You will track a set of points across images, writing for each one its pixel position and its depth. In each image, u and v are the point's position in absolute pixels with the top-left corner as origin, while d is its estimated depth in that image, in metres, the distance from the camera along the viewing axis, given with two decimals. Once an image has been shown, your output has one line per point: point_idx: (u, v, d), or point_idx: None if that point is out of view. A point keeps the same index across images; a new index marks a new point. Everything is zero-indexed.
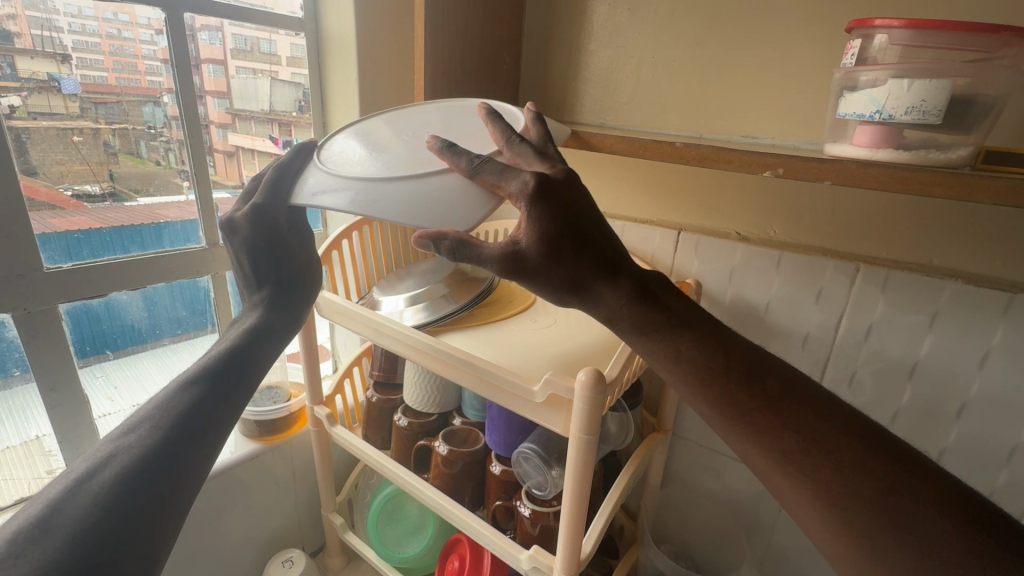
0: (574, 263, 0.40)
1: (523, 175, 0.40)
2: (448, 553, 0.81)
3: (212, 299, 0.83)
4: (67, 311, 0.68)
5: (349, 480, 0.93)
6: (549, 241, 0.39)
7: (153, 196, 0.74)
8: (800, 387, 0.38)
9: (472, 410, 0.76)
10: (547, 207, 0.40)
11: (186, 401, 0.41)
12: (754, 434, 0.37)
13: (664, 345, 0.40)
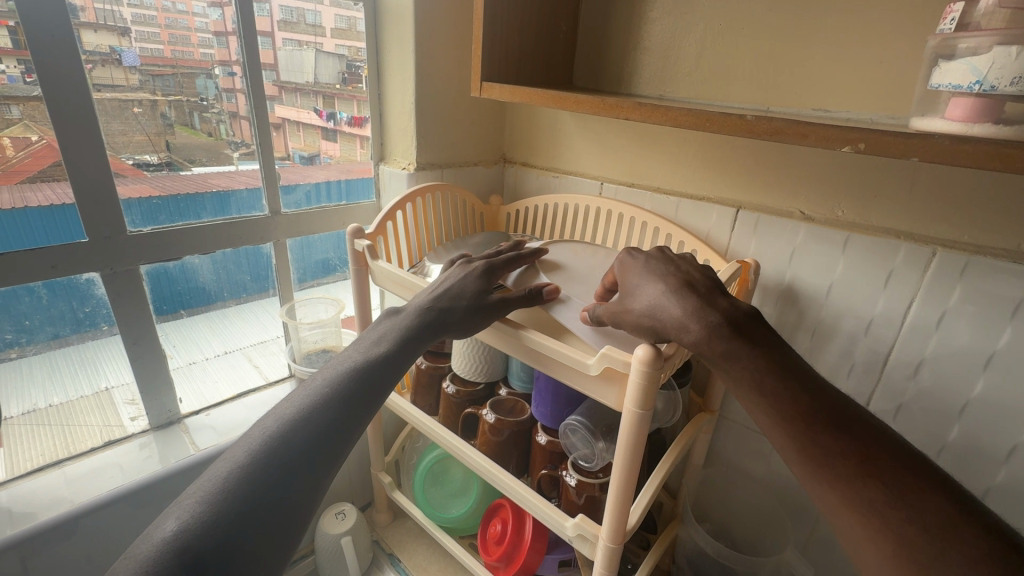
0: (658, 297, 0.49)
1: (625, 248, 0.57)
2: (491, 516, 0.84)
3: (273, 265, 0.87)
4: (147, 272, 0.73)
5: (397, 443, 0.98)
6: (641, 279, 0.52)
7: (206, 166, 0.76)
8: (895, 441, 0.38)
9: (519, 381, 0.78)
10: (636, 267, 0.53)
11: (332, 410, 0.46)
12: (837, 474, 0.38)
13: (751, 372, 0.42)
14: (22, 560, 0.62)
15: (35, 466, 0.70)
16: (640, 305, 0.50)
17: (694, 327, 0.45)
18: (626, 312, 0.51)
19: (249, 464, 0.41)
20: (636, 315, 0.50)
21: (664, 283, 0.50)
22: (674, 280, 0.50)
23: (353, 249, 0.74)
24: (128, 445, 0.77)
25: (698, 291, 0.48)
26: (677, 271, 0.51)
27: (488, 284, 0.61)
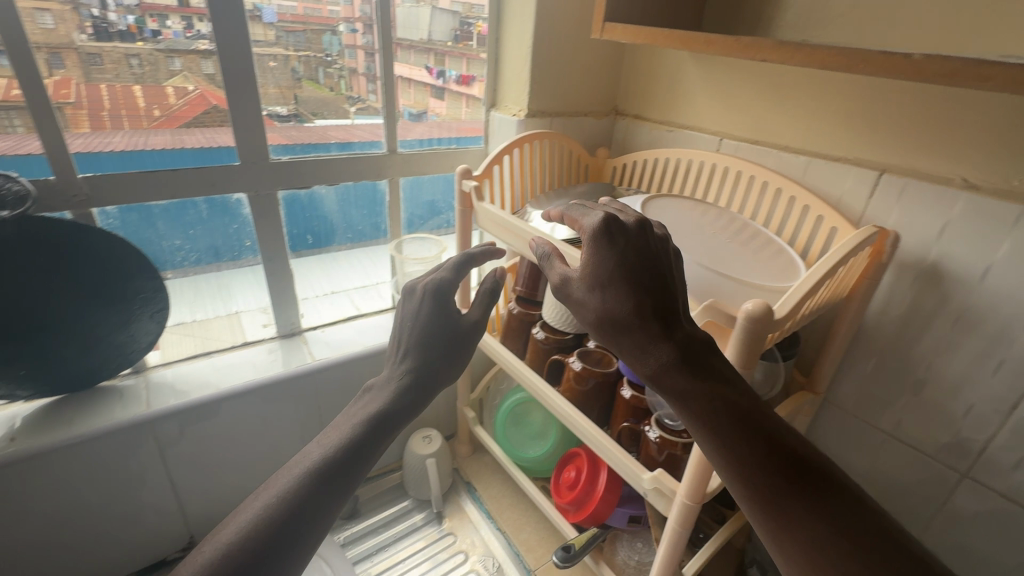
0: (615, 308, 0.40)
1: (591, 215, 0.43)
2: (565, 462, 0.86)
3: (386, 202, 0.92)
4: (283, 197, 0.81)
5: (483, 382, 1.03)
6: (596, 281, 0.41)
7: (327, 119, 0.81)
8: (842, 486, 0.37)
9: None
10: (594, 242, 0.42)
11: (306, 484, 0.42)
12: (783, 521, 0.36)
13: (705, 412, 0.39)
14: (180, 428, 0.75)
15: (189, 355, 0.83)
16: (593, 307, 0.42)
17: (658, 359, 0.40)
18: (578, 306, 0.43)
19: (228, 554, 0.38)
20: (587, 316, 0.42)
21: (629, 286, 0.40)
22: (640, 279, 0.40)
23: (460, 190, 0.77)
24: (250, 352, 0.86)
25: (659, 299, 0.40)
26: (637, 259, 0.41)
27: (444, 318, 0.54)
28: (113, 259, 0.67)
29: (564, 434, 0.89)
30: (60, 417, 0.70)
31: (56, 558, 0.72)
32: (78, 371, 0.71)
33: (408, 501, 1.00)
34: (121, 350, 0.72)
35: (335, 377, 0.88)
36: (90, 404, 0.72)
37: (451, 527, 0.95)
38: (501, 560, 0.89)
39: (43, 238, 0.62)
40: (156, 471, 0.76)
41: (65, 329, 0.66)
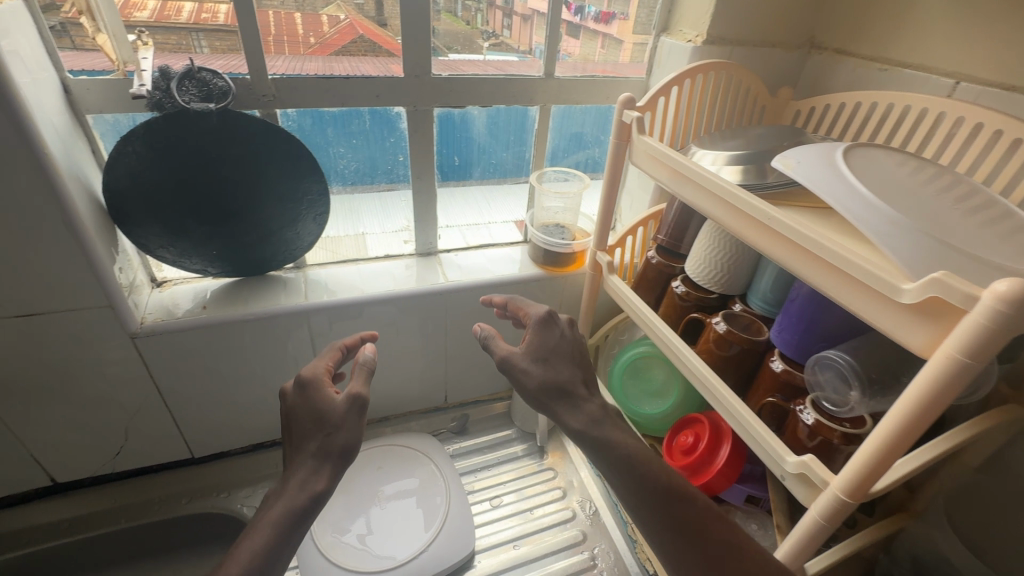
0: (541, 374, 0.61)
1: (536, 312, 0.67)
2: (685, 426, 0.82)
3: (534, 129, 0.88)
4: (439, 115, 0.81)
5: (602, 330, 0.99)
6: (535, 351, 0.63)
7: (460, 54, 0.78)
8: (714, 512, 0.53)
9: (760, 301, 0.70)
10: (546, 332, 0.65)
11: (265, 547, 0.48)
12: (679, 545, 0.52)
13: (623, 462, 0.55)
14: (328, 324, 0.83)
15: (340, 259, 0.90)
16: (531, 371, 0.61)
17: (577, 408, 0.59)
18: (523, 365, 0.61)
19: None
20: (527, 379, 0.61)
21: (557, 360, 0.62)
22: (555, 350, 0.63)
23: (618, 120, 0.71)
24: (375, 266, 0.90)
25: (572, 369, 0.63)
26: (567, 343, 0.64)
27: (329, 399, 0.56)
28: (289, 159, 0.72)
29: (688, 397, 0.84)
30: (239, 297, 0.80)
31: (229, 413, 0.86)
32: (255, 259, 0.80)
33: (513, 431, 1.03)
34: (287, 245, 0.80)
35: (464, 300, 0.90)
36: (261, 290, 0.82)
37: (552, 463, 0.97)
38: (599, 506, 0.89)
39: (240, 131, 0.68)
40: (306, 357, 0.85)
41: (249, 218, 0.74)
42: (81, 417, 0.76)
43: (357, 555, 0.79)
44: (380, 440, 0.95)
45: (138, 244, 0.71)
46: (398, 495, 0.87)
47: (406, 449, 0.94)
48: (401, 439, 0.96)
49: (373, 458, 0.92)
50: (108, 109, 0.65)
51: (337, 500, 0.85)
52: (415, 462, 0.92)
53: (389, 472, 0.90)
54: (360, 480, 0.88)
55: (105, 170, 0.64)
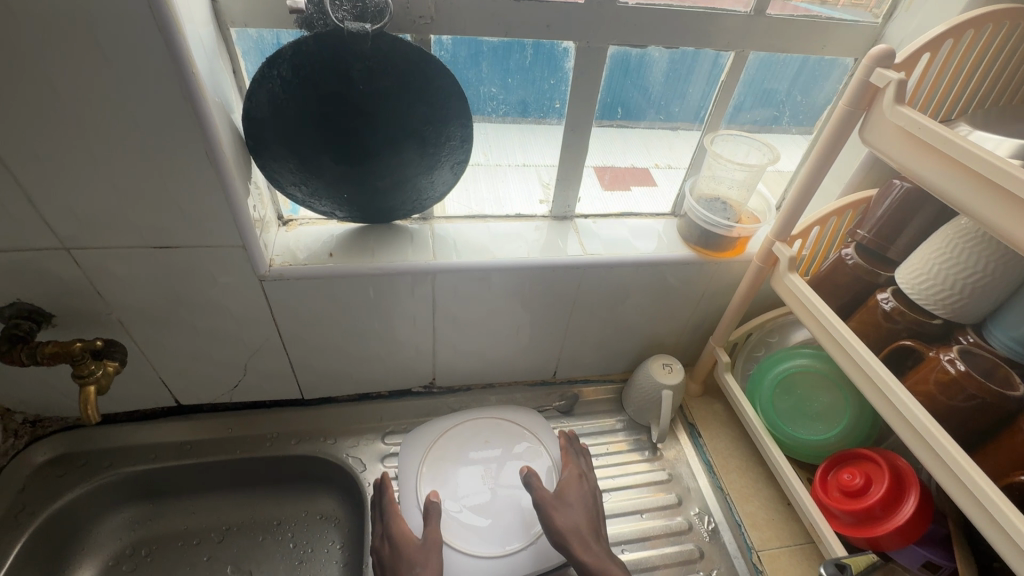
0: (568, 524, 0.70)
1: (574, 460, 0.80)
2: (847, 461, 0.70)
3: (719, 82, 0.72)
4: (613, 55, 0.67)
5: (747, 328, 0.85)
6: (567, 492, 0.74)
7: None
8: None
9: (1005, 338, 0.55)
10: (576, 492, 0.75)
11: None
12: None
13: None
14: (453, 285, 0.75)
15: (467, 214, 0.81)
16: (558, 516, 0.71)
17: (591, 544, 0.69)
18: (554, 508, 0.72)
19: None
20: (556, 519, 0.71)
21: (579, 512, 0.72)
22: (583, 508, 0.73)
23: (862, 78, 0.54)
24: (506, 226, 0.80)
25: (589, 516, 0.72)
26: (590, 494, 0.75)
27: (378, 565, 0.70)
28: (439, 97, 0.62)
29: (853, 430, 0.73)
30: (364, 247, 0.74)
31: (341, 361, 0.83)
32: (384, 206, 0.72)
33: (622, 419, 0.94)
34: (419, 195, 0.72)
35: (600, 276, 0.79)
36: (387, 241, 0.75)
37: (665, 463, 0.88)
38: (719, 522, 0.80)
39: (393, 59, 0.58)
40: (424, 317, 0.79)
41: (387, 162, 0.66)
42: (206, 349, 0.76)
43: (468, 537, 0.75)
44: (487, 412, 0.88)
45: (271, 180, 0.65)
46: (506, 478, 0.81)
47: (514, 425, 0.86)
48: (509, 413, 0.88)
49: (480, 430, 0.85)
50: (253, 23, 0.57)
51: (444, 473, 0.80)
52: (524, 442, 0.85)
53: (497, 448, 0.83)
54: (467, 454, 0.82)
55: (247, 95, 0.57)
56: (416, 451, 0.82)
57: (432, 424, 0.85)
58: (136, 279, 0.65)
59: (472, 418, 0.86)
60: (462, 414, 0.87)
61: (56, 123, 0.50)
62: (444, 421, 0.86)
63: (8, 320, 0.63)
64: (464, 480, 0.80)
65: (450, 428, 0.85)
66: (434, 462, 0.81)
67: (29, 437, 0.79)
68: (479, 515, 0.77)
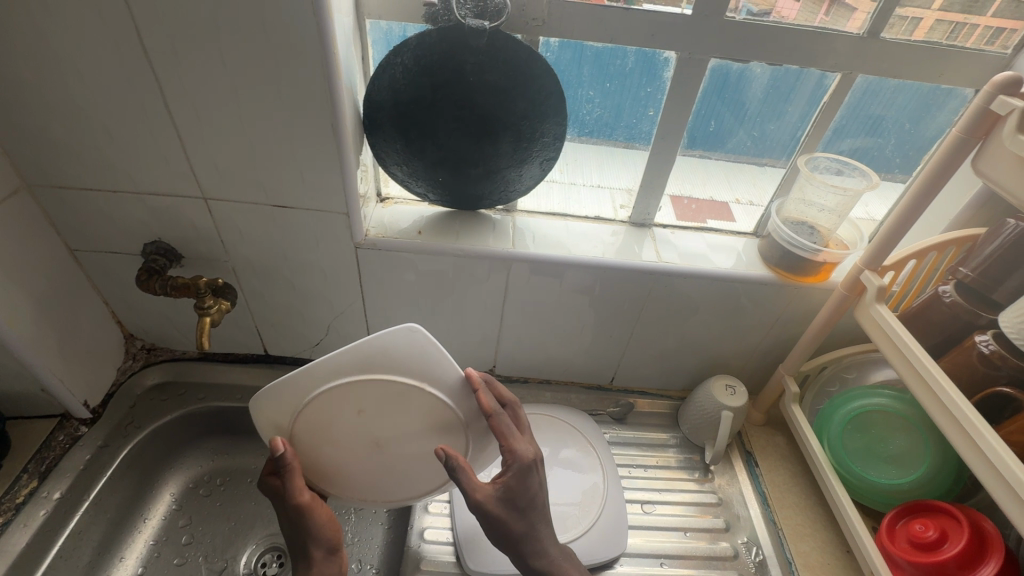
0: (507, 523, 0.58)
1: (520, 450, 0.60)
2: (921, 512, 0.65)
3: (821, 103, 0.71)
4: (713, 68, 0.69)
5: (822, 360, 0.81)
6: (507, 495, 0.59)
7: (656, 5, 0.63)
8: None
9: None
10: (525, 480, 0.60)
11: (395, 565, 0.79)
12: None
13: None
14: (527, 275, 0.78)
15: (549, 211, 0.84)
16: (503, 517, 0.58)
17: (535, 544, 0.60)
18: (493, 508, 0.57)
19: None
20: (501, 518, 0.58)
21: (522, 506, 0.59)
22: (528, 499, 0.60)
23: (981, 105, 0.52)
24: (584, 226, 0.82)
25: (524, 507, 0.59)
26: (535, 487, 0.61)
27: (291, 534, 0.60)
28: (539, 95, 0.66)
29: (931, 480, 0.68)
30: (450, 229, 0.79)
31: None
32: (472, 193, 0.77)
33: (675, 436, 0.93)
34: (506, 186, 0.76)
35: (672, 285, 0.79)
36: (472, 227, 0.80)
37: (716, 487, 0.85)
38: (768, 555, 0.77)
39: (503, 56, 0.63)
40: (494, 303, 0.83)
41: (481, 150, 0.71)
42: (298, 306, 0.84)
43: (364, 487, 0.68)
44: (345, 371, 0.58)
45: (377, 158, 0.72)
46: (404, 437, 0.64)
47: (393, 388, 0.60)
48: (377, 371, 0.59)
49: (349, 399, 0.61)
50: (386, 16, 0.64)
51: (330, 436, 0.63)
52: (417, 401, 0.61)
53: (382, 411, 0.62)
54: (341, 419, 0.62)
55: (372, 80, 0.64)
56: (278, 425, 0.62)
57: (274, 394, 0.59)
58: (253, 233, 0.73)
59: (329, 385, 0.59)
60: (311, 388, 0.59)
61: (216, 89, 0.59)
62: (289, 388, 0.59)
63: (149, 255, 0.74)
64: (351, 441, 0.64)
65: (304, 405, 0.60)
66: (309, 429, 0.62)
67: (144, 361, 0.91)
68: (385, 466, 0.67)
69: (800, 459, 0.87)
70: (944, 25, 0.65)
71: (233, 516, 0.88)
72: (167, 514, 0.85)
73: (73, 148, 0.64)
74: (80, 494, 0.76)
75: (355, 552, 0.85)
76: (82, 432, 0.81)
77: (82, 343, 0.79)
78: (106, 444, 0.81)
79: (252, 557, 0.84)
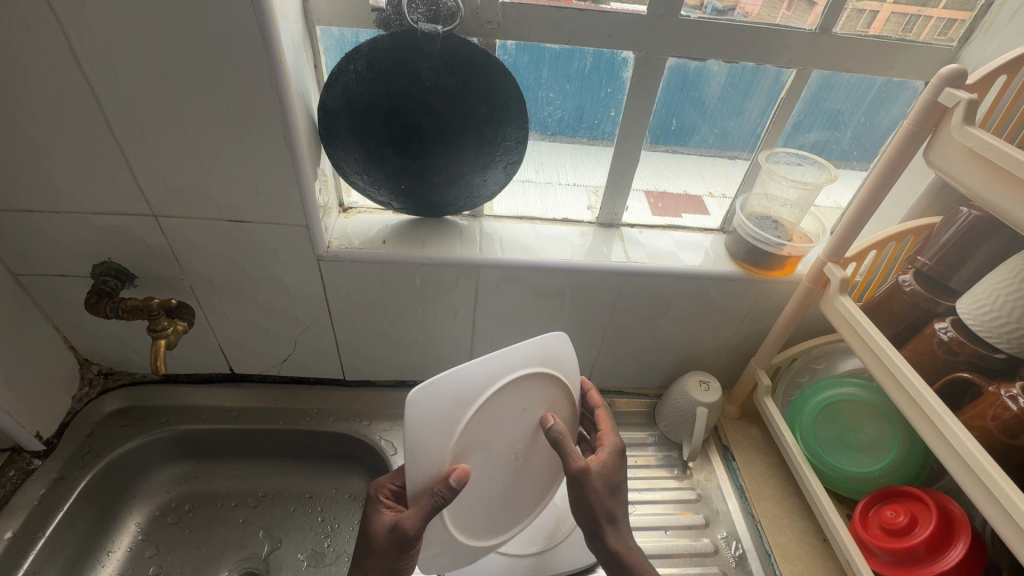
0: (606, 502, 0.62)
1: (615, 437, 0.66)
2: (892, 497, 0.67)
3: (778, 99, 0.72)
4: (671, 67, 0.69)
5: (792, 351, 0.82)
6: (603, 471, 0.62)
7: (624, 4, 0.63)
8: None
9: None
10: (619, 462, 0.64)
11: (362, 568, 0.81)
12: None
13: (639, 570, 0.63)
14: (496, 281, 0.77)
15: (516, 214, 0.83)
16: (598, 492, 0.61)
17: (625, 534, 0.64)
18: (591, 481, 0.60)
19: None
20: (595, 494, 0.61)
21: (614, 487, 0.63)
22: (619, 481, 0.64)
23: (929, 98, 0.53)
24: (552, 229, 0.82)
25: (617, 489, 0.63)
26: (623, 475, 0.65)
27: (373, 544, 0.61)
28: (499, 98, 0.65)
29: (900, 466, 0.69)
30: (416, 238, 0.77)
31: (383, 347, 0.87)
32: (437, 200, 0.75)
33: (653, 434, 0.93)
34: (472, 191, 0.74)
35: (642, 284, 0.79)
36: (439, 234, 0.78)
37: (695, 483, 0.86)
38: (747, 548, 0.78)
39: (459, 60, 0.62)
40: (465, 310, 0.82)
41: (444, 156, 0.69)
42: (263, 322, 0.81)
43: (465, 518, 0.65)
44: (529, 365, 0.61)
45: (336, 168, 0.69)
46: (532, 447, 0.67)
47: (551, 389, 0.65)
48: (548, 370, 0.63)
49: (520, 398, 0.62)
50: (336, 22, 0.62)
51: (484, 442, 0.60)
52: (559, 403, 0.66)
53: (534, 416, 0.64)
54: (502, 423, 0.61)
55: (324, 88, 0.62)
56: (445, 427, 0.56)
57: (458, 390, 0.56)
58: (209, 248, 0.71)
59: (509, 382, 0.60)
60: (494, 382, 0.59)
61: (160, 102, 0.56)
62: (477, 382, 0.57)
63: (98, 277, 0.70)
64: (492, 452, 0.62)
65: (479, 405, 0.58)
66: (469, 435, 0.59)
67: (102, 386, 0.87)
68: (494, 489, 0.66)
69: (776, 450, 0.88)
70: (898, 19, 0.66)
71: (203, 542, 0.84)
72: (132, 546, 0.82)
73: (8, 167, 0.61)
74: (36, 531, 0.73)
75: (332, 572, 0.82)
76: (36, 465, 0.77)
77: (31, 372, 0.76)
78: (61, 477, 0.77)
79: None
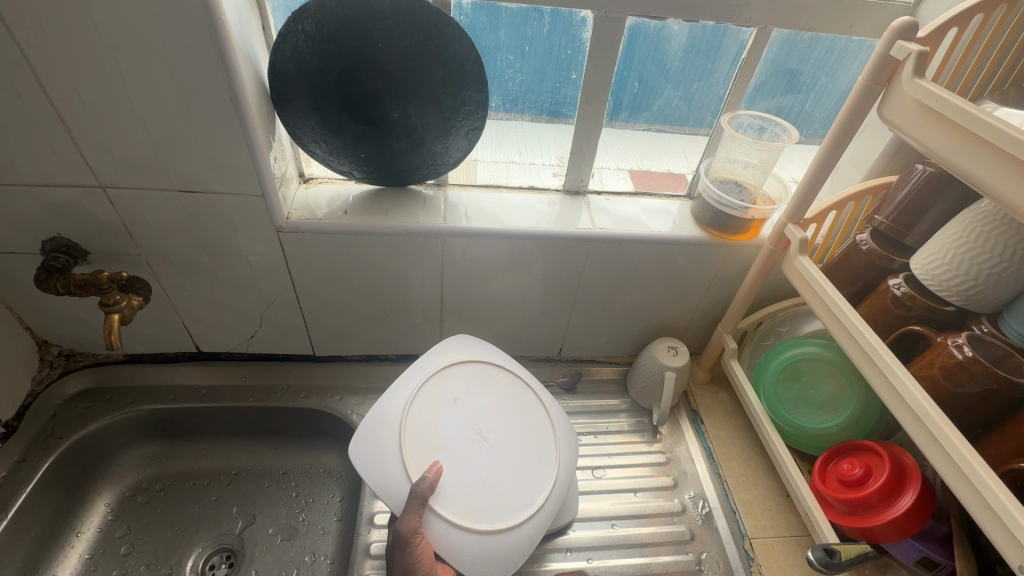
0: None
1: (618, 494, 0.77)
2: (849, 451, 0.68)
3: (740, 60, 0.72)
4: (631, 27, 0.68)
5: (758, 315, 0.83)
6: None
7: None
8: None
9: (1019, 327, 0.54)
10: None
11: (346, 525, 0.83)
12: None
13: None
14: (462, 251, 0.77)
15: (481, 183, 0.82)
16: None
17: None
18: None
19: None
20: None
21: None
22: None
23: (883, 51, 0.53)
24: (518, 197, 0.81)
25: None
26: None
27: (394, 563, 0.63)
28: (455, 61, 0.64)
29: (856, 421, 0.71)
30: (379, 208, 0.76)
31: (352, 321, 0.86)
32: (399, 169, 0.74)
33: (625, 401, 0.94)
34: (434, 159, 0.73)
35: (608, 252, 0.79)
36: (402, 203, 0.77)
37: (664, 447, 0.87)
38: (713, 507, 0.80)
39: (412, 19, 0.60)
40: (433, 281, 0.81)
41: (402, 123, 0.68)
42: (226, 298, 0.80)
43: (476, 511, 0.62)
44: (437, 364, 0.70)
45: (293, 136, 0.68)
46: (495, 420, 0.68)
47: (475, 368, 0.71)
48: (456, 357, 0.72)
49: (446, 389, 0.69)
50: None
51: (439, 440, 0.65)
52: (489, 378, 0.71)
53: (474, 396, 0.69)
54: (446, 415, 0.66)
55: (273, 50, 0.60)
56: (386, 450, 0.63)
57: (381, 417, 0.66)
58: (163, 221, 0.69)
59: (424, 383, 0.68)
60: (407, 390, 0.68)
61: (96, 66, 0.54)
62: (396, 401, 0.67)
63: (48, 253, 0.68)
64: (460, 446, 0.65)
65: (407, 413, 0.66)
66: (417, 438, 0.64)
67: (63, 368, 0.85)
68: (490, 471, 0.64)
69: (743, 413, 0.90)
70: None
71: (175, 521, 0.84)
72: (102, 526, 0.81)
73: None
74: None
75: (307, 545, 0.83)
76: None
77: None
78: (23, 460, 0.76)
79: (198, 562, 0.81)
